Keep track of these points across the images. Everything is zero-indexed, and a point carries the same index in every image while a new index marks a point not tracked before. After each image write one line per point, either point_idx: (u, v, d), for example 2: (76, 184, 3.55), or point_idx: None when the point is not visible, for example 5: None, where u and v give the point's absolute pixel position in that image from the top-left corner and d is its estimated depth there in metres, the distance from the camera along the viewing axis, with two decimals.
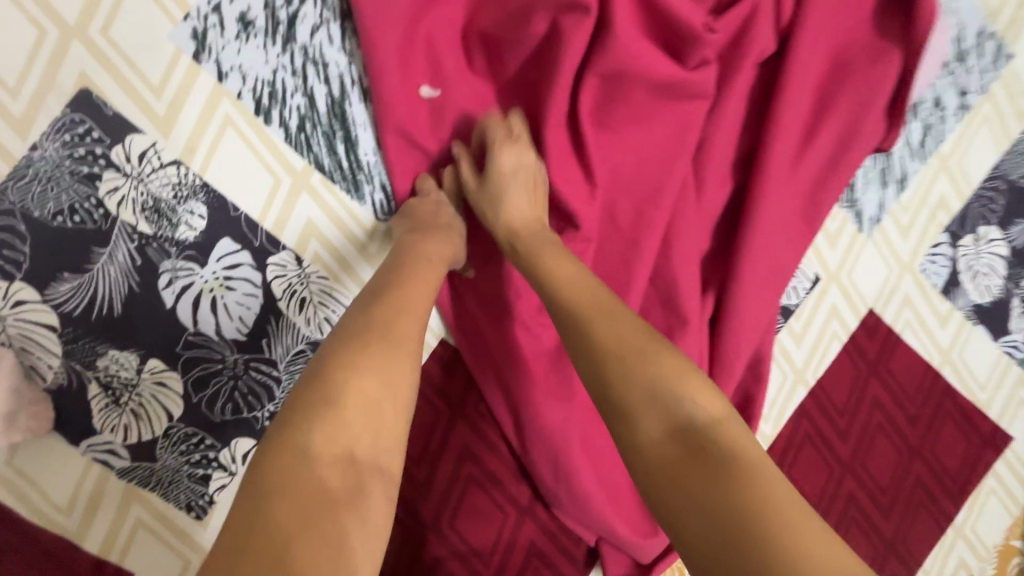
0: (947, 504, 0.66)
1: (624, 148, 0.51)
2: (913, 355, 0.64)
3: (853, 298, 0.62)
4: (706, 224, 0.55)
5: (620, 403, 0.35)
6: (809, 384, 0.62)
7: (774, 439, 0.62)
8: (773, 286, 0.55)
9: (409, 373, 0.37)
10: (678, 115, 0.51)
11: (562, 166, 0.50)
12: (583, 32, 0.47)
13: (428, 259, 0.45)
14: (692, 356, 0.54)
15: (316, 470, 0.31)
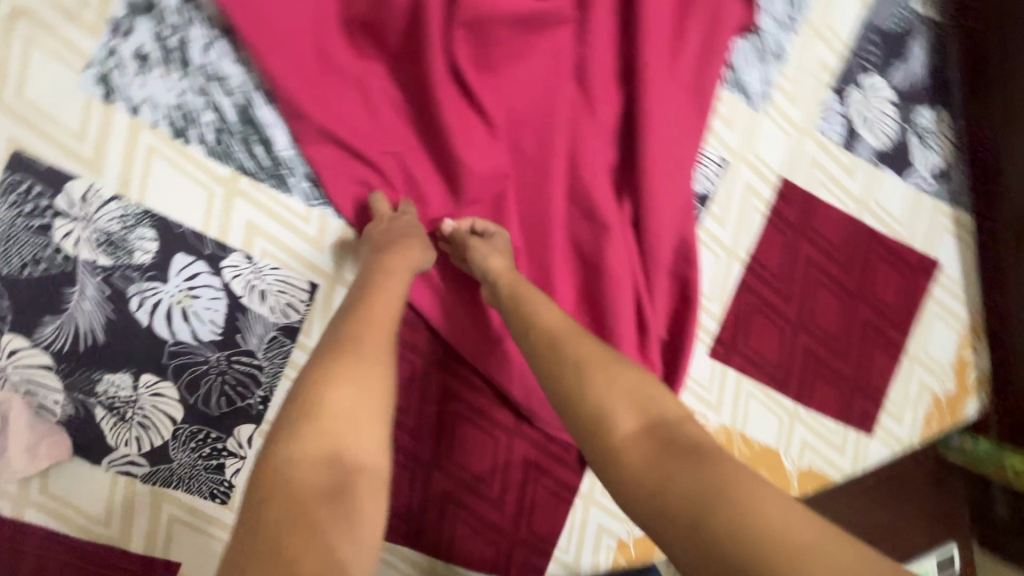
0: (893, 334, 0.73)
1: (511, 87, 0.55)
2: (831, 210, 0.69)
3: (762, 171, 0.67)
4: (607, 137, 0.59)
5: (597, 418, 0.39)
6: (743, 260, 0.67)
7: (723, 315, 0.68)
8: (678, 177, 0.60)
9: (381, 375, 0.39)
10: (550, 45, 0.56)
11: (460, 116, 0.54)
12: None
13: (385, 269, 0.47)
14: (621, 255, 0.59)
15: (300, 476, 0.33)
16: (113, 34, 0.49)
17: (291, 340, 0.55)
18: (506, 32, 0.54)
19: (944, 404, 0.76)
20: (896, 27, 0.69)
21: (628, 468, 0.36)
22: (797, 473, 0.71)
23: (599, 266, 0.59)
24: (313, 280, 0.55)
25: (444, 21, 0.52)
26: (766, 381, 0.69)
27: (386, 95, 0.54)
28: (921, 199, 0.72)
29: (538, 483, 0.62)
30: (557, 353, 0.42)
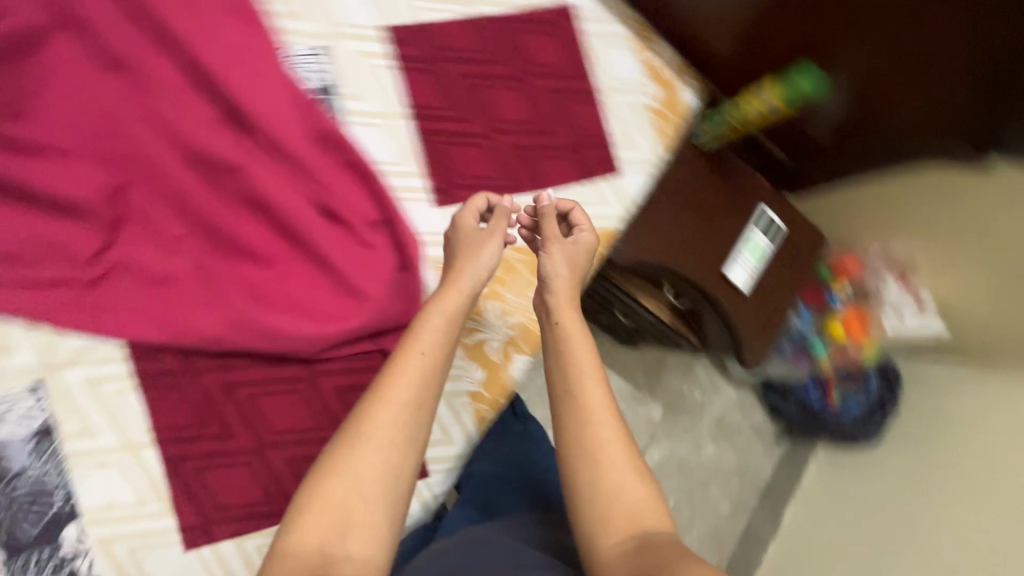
0: (579, 84, 0.78)
1: (62, 116, 0.58)
2: (447, 24, 0.73)
3: (361, 33, 0.69)
4: (188, 98, 0.62)
5: (587, 419, 0.55)
6: (405, 113, 0.71)
7: (423, 167, 0.71)
8: (273, 90, 0.64)
9: (409, 457, 0.53)
10: (70, 61, 0.59)
11: (33, 167, 0.57)
12: None
13: (443, 349, 0.58)
14: (274, 180, 0.63)
15: (320, 512, 0.49)
16: None
17: (54, 437, 0.58)
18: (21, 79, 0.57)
19: (664, 108, 0.82)
20: None
21: (588, 518, 0.52)
22: None
23: (261, 201, 0.62)
24: (31, 379, 0.58)
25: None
26: (500, 191, 0.74)
27: None
28: None
29: (363, 398, 0.66)
30: (580, 413, 0.56)
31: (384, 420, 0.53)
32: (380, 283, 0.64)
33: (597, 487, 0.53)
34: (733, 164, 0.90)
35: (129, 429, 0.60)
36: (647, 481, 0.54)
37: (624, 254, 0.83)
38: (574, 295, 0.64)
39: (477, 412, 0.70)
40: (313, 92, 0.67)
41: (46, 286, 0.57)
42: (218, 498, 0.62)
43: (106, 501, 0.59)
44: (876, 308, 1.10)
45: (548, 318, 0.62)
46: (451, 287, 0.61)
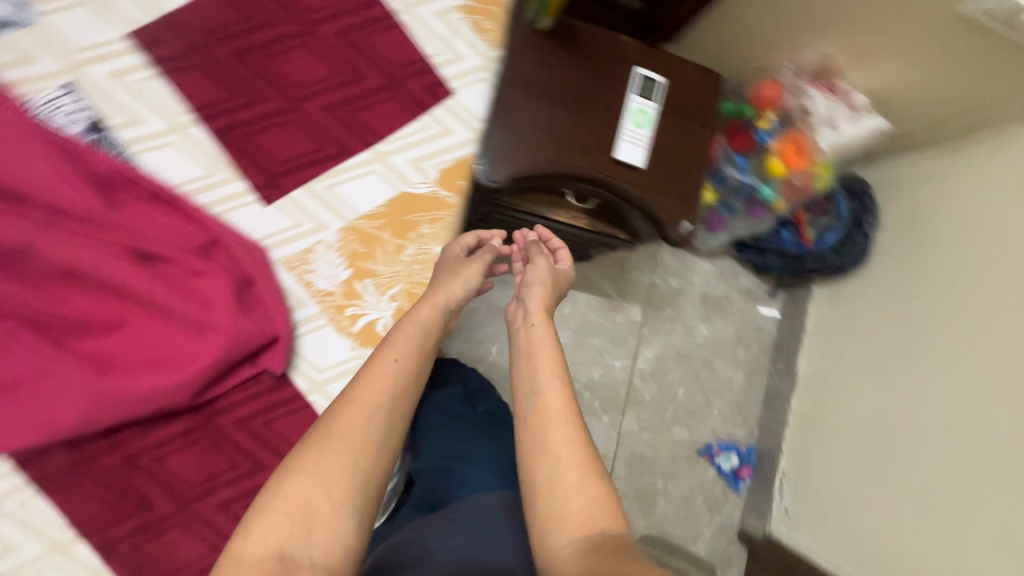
0: (370, 11, 0.70)
1: None
2: (196, 4, 0.66)
3: (108, 51, 0.63)
4: None
5: (546, 412, 0.57)
6: (192, 118, 0.64)
7: (236, 169, 0.65)
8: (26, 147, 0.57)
9: (382, 459, 0.53)
10: None
11: None
12: None
13: (419, 356, 0.60)
14: (70, 248, 0.58)
15: (283, 512, 0.47)
16: None
17: None
18: None
19: (473, 4, 0.73)
20: None
21: (535, 497, 0.53)
22: (439, 184, 0.70)
23: (67, 270, 0.58)
24: None
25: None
26: (328, 160, 0.67)
27: None
28: None
29: (268, 420, 0.64)
30: (545, 401, 0.58)
31: (371, 419, 0.54)
32: (226, 310, 0.61)
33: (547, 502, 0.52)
34: (584, 33, 0.80)
35: (45, 534, 0.59)
36: (588, 477, 0.53)
37: (499, 173, 0.73)
38: (547, 310, 0.68)
39: None
40: (80, 135, 0.61)
41: None
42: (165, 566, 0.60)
43: None
44: (809, 130, 0.97)
45: (525, 321, 0.66)
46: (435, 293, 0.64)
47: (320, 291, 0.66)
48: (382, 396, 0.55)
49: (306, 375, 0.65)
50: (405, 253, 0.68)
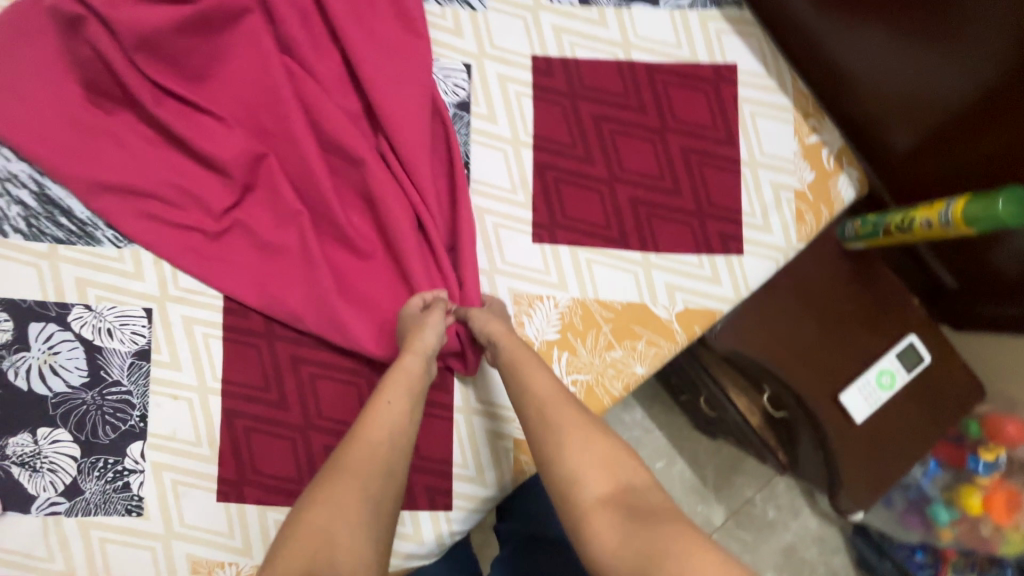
0: (723, 148, 0.71)
1: (224, 90, 0.65)
2: (596, 63, 0.71)
3: (510, 59, 0.70)
4: (341, 90, 0.67)
5: (553, 425, 0.53)
6: (530, 143, 0.70)
7: (533, 202, 0.70)
8: (411, 96, 0.66)
9: (386, 485, 0.51)
10: (244, 40, 0.65)
11: (193, 125, 0.64)
12: (122, 43, 0.61)
13: (412, 394, 0.57)
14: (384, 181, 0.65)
15: (299, 547, 0.45)
16: None
17: (147, 360, 0.64)
18: (193, 47, 0.64)
19: (811, 196, 0.72)
20: None
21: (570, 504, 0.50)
22: (677, 319, 0.70)
23: (371, 199, 0.66)
24: (145, 304, 0.65)
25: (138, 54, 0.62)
26: (604, 242, 0.70)
27: (145, 139, 0.65)
28: (684, 17, 0.72)
29: None
30: (550, 418, 0.54)
31: (368, 454, 0.52)
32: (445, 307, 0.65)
33: (577, 498, 0.49)
34: (879, 276, 0.77)
35: (206, 373, 0.65)
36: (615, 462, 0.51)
37: (724, 343, 0.74)
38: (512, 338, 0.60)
39: (518, 459, 0.67)
40: (450, 106, 0.69)
41: (179, 232, 0.64)
42: (259, 465, 0.64)
43: (171, 432, 0.64)
44: None
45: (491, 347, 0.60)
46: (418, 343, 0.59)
47: (524, 335, 0.68)
48: (379, 431, 0.53)
49: (467, 397, 0.67)
50: (610, 355, 0.69)
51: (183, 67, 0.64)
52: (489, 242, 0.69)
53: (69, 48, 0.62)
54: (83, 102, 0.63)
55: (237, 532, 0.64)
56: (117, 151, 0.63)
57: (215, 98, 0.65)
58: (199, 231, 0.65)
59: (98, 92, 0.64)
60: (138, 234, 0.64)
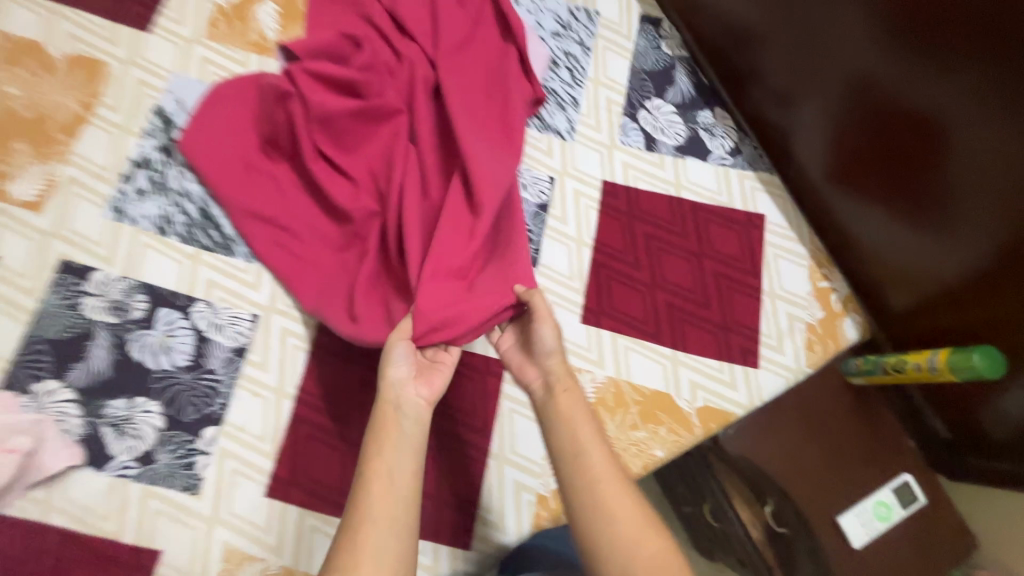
0: (749, 278, 0.86)
1: (362, 159, 0.81)
2: (653, 193, 0.89)
3: (587, 179, 0.88)
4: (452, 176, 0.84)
5: (591, 484, 0.56)
6: (591, 244, 0.85)
7: (586, 291, 0.83)
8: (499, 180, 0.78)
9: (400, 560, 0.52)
10: (386, 127, 0.82)
11: (331, 180, 0.80)
12: (301, 112, 0.78)
13: (405, 454, 0.57)
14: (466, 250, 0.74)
15: None
16: (121, 181, 0.78)
17: (242, 357, 0.75)
18: (347, 124, 0.80)
19: (819, 331, 0.85)
20: (658, 67, 0.95)
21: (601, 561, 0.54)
22: (696, 413, 0.79)
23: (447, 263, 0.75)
24: (254, 311, 0.77)
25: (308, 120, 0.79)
26: (641, 335, 0.82)
27: (292, 184, 0.81)
28: (726, 172, 0.91)
29: (453, 449, 0.74)
30: (590, 474, 0.56)
31: (379, 539, 0.52)
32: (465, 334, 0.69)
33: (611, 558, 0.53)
34: (880, 414, 0.86)
35: (287, 379, 0.75)
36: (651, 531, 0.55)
37: (734, 448, 0.83)
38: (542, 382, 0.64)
39: (537, 515, 0.72)
40: (534, 204, 0.85)
41: (299, 260, 0.78)
42: (309, 470, 0.72)
43: (244, 424, 0.72)
44: None
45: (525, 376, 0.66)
46: (399, 413, 0.60)
47: None
48: (384, 514, 0.53)
49: (502, 446, 0.75)
50: (633, 434, 0.77)
51: (338, 135, 0.81)
52: None
53: (266, 111, 0.82)
54: (261, 150, 0.82)
55: (274, 529, 0.69)
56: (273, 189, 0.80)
57: (355, 162, 0.81)
58: (314, 261, 0.78)
59: (271, 143, 0.82)
60: (267, 254, 0.78)
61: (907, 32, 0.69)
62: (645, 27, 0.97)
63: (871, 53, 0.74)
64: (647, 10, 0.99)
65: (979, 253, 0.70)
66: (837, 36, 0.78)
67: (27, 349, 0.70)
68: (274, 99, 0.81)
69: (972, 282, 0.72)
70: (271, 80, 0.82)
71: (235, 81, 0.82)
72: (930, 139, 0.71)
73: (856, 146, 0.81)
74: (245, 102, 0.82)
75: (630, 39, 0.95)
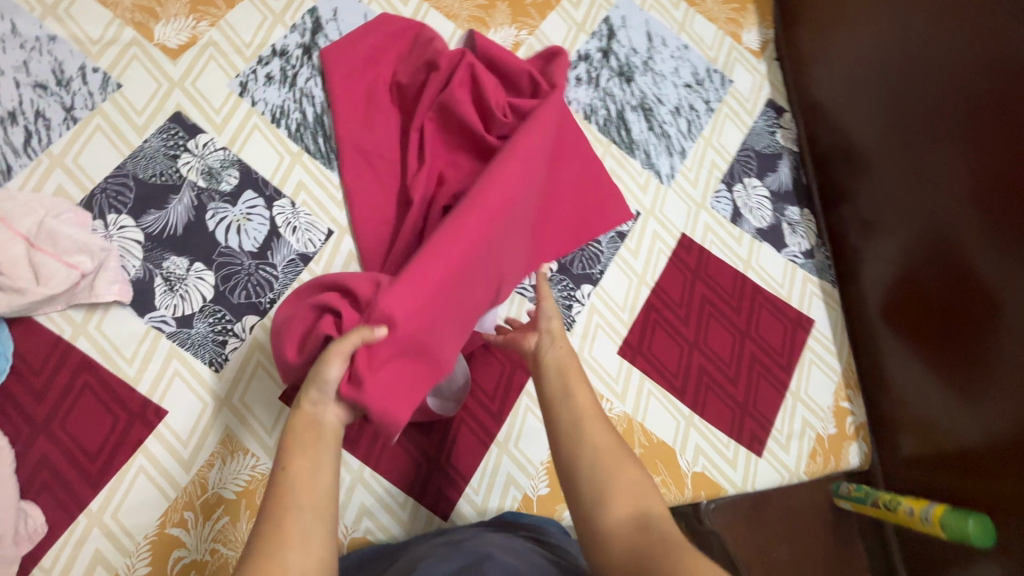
0: (780, 373, 0.89)
1: (441, 160, 0.79)
2: (722, 262, 0.91)
3: (668, 226, 0.91)
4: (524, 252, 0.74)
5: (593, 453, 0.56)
6: (651, 285, 0.88)
7: (630, 328, 0.85)
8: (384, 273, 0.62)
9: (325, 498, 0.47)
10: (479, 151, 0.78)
11: (414, 152, 0.78)
12: (437, 81, 0.79)
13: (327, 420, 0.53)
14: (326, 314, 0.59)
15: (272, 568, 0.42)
16: (257, 62, 0.80)
17: (305, 264, 0.76)
18: (453, 122, 0.78)
19: (826, 445, 0.87)
20: (768, 151, 0.98)
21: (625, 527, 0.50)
22: (690, 476, 0.81)
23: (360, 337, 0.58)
24: (330, 228, 0.78)
25: (432, 101, 0.79)
26: (667, 386, 0.84)
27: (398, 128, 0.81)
28: (795, 268, 0.93)
29: (462, 421, 0.76)
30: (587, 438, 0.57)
31: (304, 526, 0.45)
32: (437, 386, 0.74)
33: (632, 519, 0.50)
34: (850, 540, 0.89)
35: None
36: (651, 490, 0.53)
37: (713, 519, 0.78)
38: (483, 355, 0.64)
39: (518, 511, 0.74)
40: (613, 230, 0.88)
41: (361, 210, 0.78)
42: None
43: None
44: None
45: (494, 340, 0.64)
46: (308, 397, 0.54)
47: None
48: (310, 502, 0.46)
49: (509, 433, 0.77)
50: None
51: (449, 125, 0.78)
52: (587, 333, 0.84)
53: (412, 65, 0.83)
54: (391, 103, 0.82)
55: (275, 433, 0.70)
56: (379, 140, 0.80)
57: (457, 152, 0.79)
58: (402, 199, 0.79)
59: (400, 93, 0.82)
60: (358, 192, 0.79)
61: (997, 200, 0.72)
62: (769, 109, 1.00)
63: (961, 207, 0.77)
64: (776, 97, 1.02)
65: (1001, 421, 0.71)
66: (938, 182, 0.81)
67: (117, 181, 0.72)
68: (422, 56, 0.81)
69: (987, 445, 0.73)
70: (427, 39, 0.82)
71: (398, 19, 0.84)
72: (981, 299, 0.75)
73: (922, 285, 0.84)
74: (396, 41, 0.83)
75: (751, 117, 0.99)
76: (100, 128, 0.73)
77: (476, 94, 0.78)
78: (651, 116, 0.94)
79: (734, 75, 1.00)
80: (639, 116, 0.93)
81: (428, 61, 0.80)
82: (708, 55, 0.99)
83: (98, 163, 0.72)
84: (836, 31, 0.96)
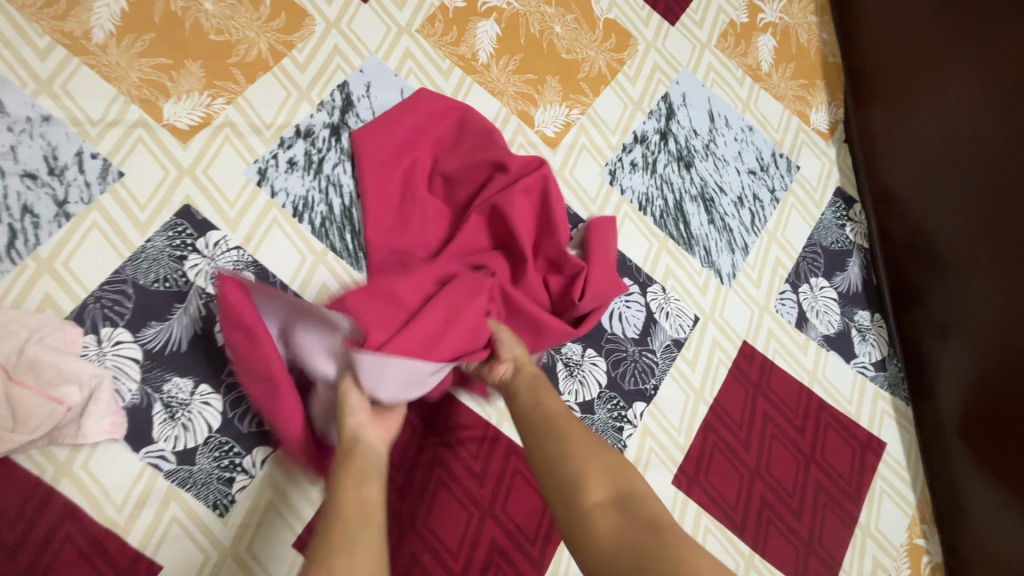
0: (848, 504, 0.79)
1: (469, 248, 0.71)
2: (786, 375, 0.82)
3: (729, 333, 0.81)
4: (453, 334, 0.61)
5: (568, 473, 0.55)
6: (709, 402, 0.78)
7: (687, 453, 0.76)
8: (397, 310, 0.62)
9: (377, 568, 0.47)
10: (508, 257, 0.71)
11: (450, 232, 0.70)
12: (500, 184, 0.71)
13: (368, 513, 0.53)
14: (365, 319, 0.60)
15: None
16: (278, 146, 0.71)
17: None
18: (500, 222, 0.70)
19: None
20: (836, 247, 0.89)
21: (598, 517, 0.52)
22: None
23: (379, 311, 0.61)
24: None
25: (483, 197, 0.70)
26: (725, 521, 0.75)
27: (437, 225, 0.72)
28: (864, 382, 0.85)
29: (499, 569, 0.66)
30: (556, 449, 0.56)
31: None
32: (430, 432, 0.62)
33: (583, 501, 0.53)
34: None
35: None
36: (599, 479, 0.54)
37: None
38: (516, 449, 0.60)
39: None
40: (670, 339, 0.78)
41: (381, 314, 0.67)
42: None
43: None
44: None
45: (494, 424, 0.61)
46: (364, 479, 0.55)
47: None
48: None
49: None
50: None
51: (495, 226, 0.71)
52: (639, 460, 0.74)
53: (458, 156, 0.74)
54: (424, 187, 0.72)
55: None
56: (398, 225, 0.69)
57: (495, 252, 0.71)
58: None
59: (444, 184, 0.74)
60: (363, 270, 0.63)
61: None
62: (836, 199, 0.92)
63: None
64: (844, 185, 0.93)
65: None
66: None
67: (114, 288, 0.62)
68: (476, 151, 0.73)
69: None
70: (476, 127, 0.73)
71: (439, 99, 0.74)
72: None
73: (987, 415, 0.78)
74: (437, 123, 0.74)
75: (818, 208, 0.90)
76: (97, 226, 0.63)
77: (539, 211, 0.71)
78: (711, 207, 0.84)
79: (801, 160, 0.91)
80: (698, 208, 0.84)
81: (489, 158, 0.72)
82: (774, 137, 0.90)
83: (92, 266, 0.62)
84: (917, 119, 0.87)
